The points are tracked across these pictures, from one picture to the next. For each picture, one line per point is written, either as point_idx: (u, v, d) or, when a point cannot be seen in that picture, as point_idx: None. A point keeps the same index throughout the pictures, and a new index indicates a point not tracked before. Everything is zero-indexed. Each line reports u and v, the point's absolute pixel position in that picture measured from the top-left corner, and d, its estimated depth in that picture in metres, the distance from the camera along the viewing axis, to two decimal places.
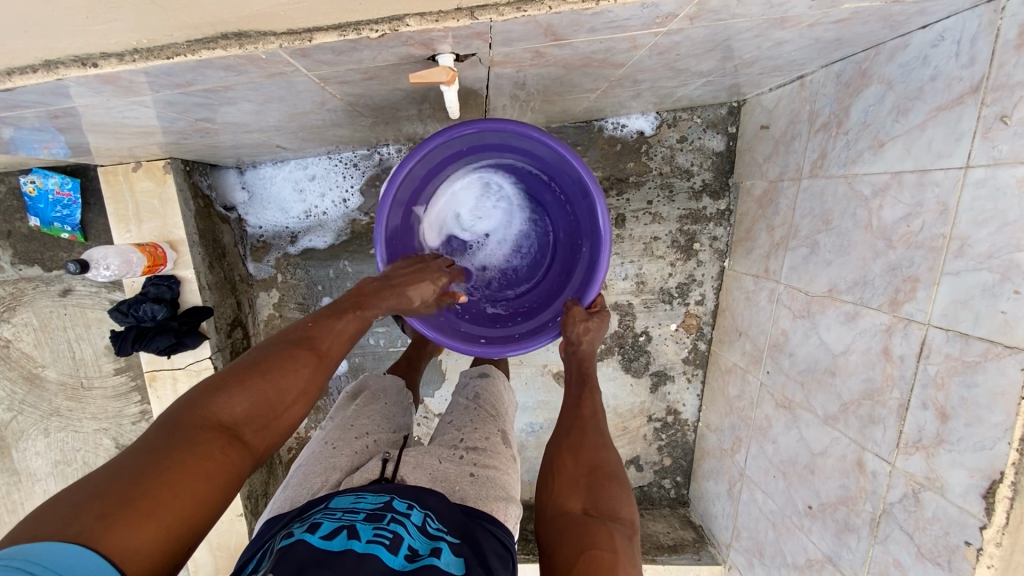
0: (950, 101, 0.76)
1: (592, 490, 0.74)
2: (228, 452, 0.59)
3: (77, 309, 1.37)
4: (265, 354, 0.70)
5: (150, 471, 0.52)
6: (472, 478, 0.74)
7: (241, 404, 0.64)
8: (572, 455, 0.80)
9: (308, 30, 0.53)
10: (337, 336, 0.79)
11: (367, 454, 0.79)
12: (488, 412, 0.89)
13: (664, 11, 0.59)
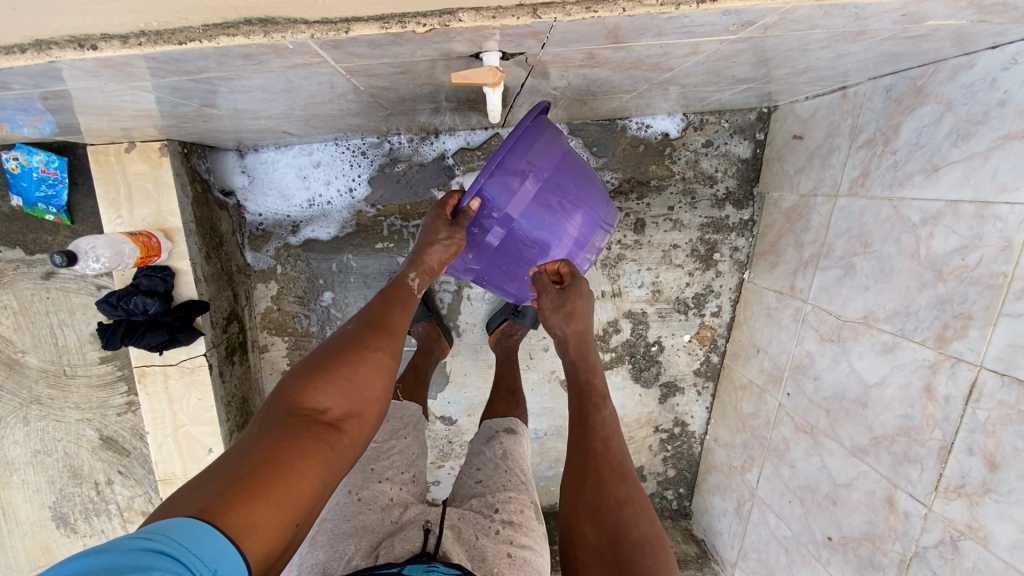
0: (1020, 130, 0.71)
1: (624, 568, 0.61)
2: (321, 436, 0.58)
3: (61, 293, 1.29)
4: (348, 339, 0.70)
5: (257, 457, 0.53)
6: (511, 560, 0.69)
7: (322, 385, 0.63)
8: (593, 520, 0.67)
9: (346, 20, 0.46)
10: (402, 318, 0.78)
11: (397, 513, 0.74)
12: (520, 476, 0.83)
13: (743, 19, 0.52)
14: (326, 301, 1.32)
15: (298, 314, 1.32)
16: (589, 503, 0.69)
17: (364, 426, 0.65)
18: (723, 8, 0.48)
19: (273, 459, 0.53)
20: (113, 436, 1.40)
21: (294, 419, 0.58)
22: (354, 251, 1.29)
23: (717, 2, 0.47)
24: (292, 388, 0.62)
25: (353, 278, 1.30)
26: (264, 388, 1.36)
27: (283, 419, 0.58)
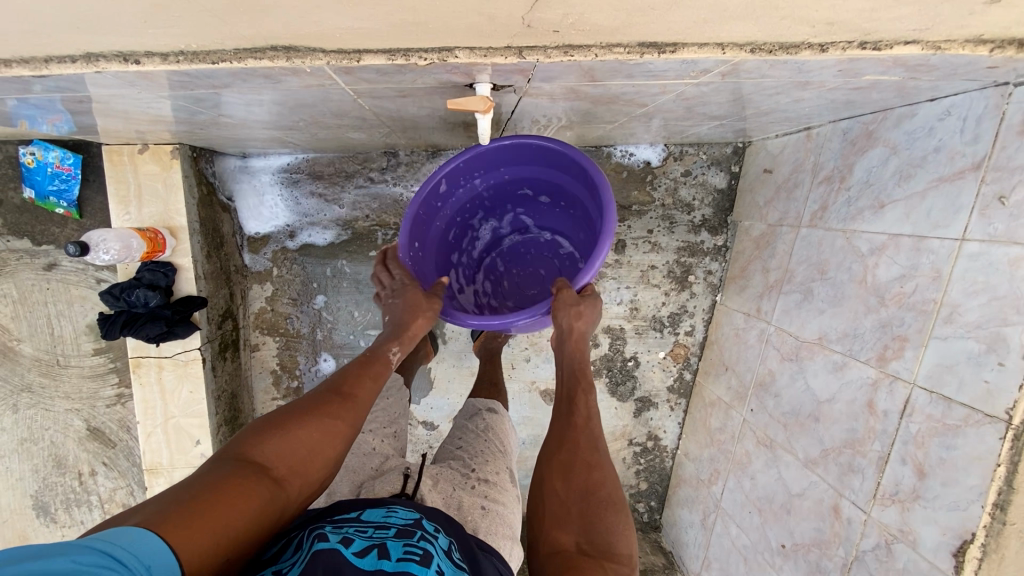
0: (951, 174, 0.80)
1: (587, 522, 0.69)
2: (260, 482, 0.60)
3: (61, 285, 1.33)
4: (309, 398, 0.73)
5: (194, 490, 0.56)
6: (484, 511, 0.76)
7: (270, 437, 0.66)
8: (563, 477, 0.74)
9: (357, 51, 0.53)
10: (370, 387, 0.81)
11: (379, 466, 0.82)
12: (497, 446, 0.91)
13: (700, 67, 0.61)
14: (318, 304, 1.37)
15: (290, 315, 1.38)
16: (558, 465, 0.76)
17: (307, 486, 0.66)
18: (681, 58, 0.56)
19: (208, 492, 0.56)
20: (101, 427, 1.43)
21: (238, 462, 0.62)
22: (348, 258, 1.35)
23: (676, 53, 0.55)
24: (247, 437, 0.66)
25: (346, 283, 1.36)
26: (252, 386, 1.40)
27: (227, 463, 0.62)
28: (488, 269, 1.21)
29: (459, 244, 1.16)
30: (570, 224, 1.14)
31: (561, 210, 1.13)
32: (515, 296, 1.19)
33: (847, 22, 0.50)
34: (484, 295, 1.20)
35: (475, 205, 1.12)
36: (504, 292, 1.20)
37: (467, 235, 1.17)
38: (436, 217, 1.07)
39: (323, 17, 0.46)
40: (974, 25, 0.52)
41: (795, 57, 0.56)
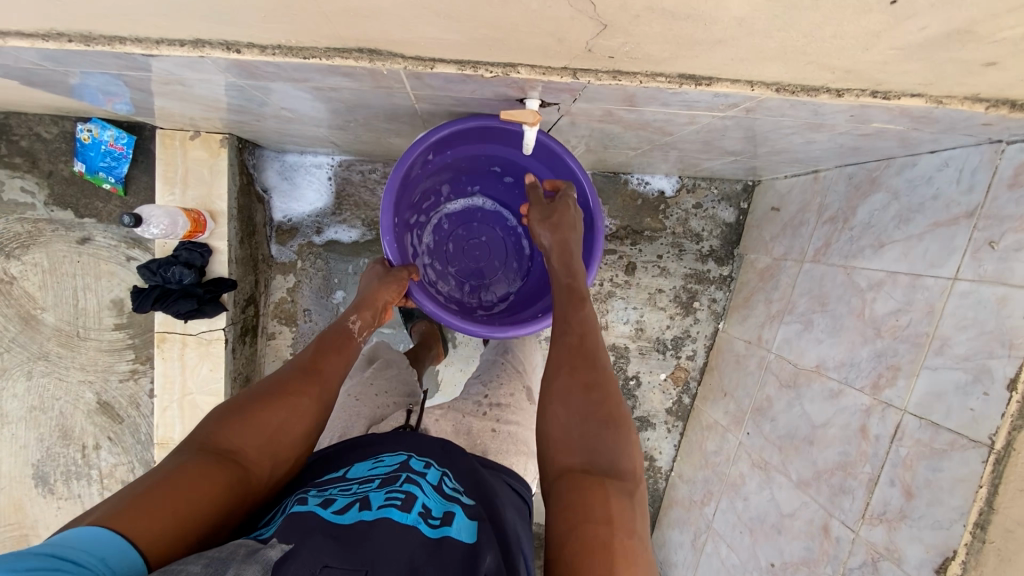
0: (947, 219, 0.87)
1: (587, 441, 0.69)
2: (227, 468, 0.61)
3: (91, 258, 1.37)
4: (278, 382, 0.74)
5: (159, 481, 0.56)
6: (494, 432, 0.93)
7: (235, 425, 0.66)
8: (561, 402, 0.73)
9: (432, 59, 0.61)
10: (335, 368, 0.83)
11: (390, 407, 0.93)
12: (514, 373, 1.06)
13: (730, 101, 0.68)
14: (338, 300, 1.41)
15: (309, 307, 1.41)
16: (557, 389, 0.75)
17: (275, 466, 0.68)
18: (714, 91, 0.63)
19: (173, 481, 0.56)
20: (110, 402, 1.43)
21: (205, 451, 0.62)
22: (371, 257, 1.41)
23: (711, 86, 0.62)
24: (213, 425, 0.66)
25: None
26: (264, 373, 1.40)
27: (191, 452, 0.62)
28: (436, 230, 1.18)
29: (419, 201, 1.11)
30: (527, 207, 1.18)
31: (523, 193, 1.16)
32: (460, 264, 1.20)
33: (863, 72, 0.57)
34: (428, 256, 1.17)
35: (448, 167, 1.08)
36: (450, 257, 1.20)
37: (428, 194, 1.12)
38: (413, 175, 1.01)
39: (415, 28, 0.53)
40: (972, 85, 0.59)
41: (814, 100, 0.63)
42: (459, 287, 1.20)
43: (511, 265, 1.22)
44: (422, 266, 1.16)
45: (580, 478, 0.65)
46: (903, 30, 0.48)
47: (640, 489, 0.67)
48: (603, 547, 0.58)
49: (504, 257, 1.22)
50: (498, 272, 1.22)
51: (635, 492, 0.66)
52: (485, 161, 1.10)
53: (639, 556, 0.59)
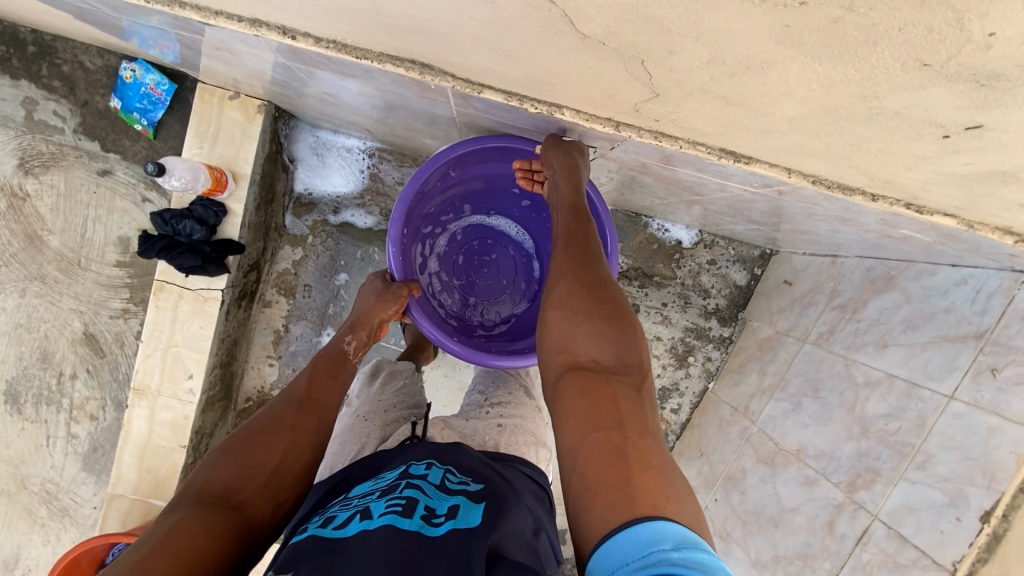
0: (955, 336, 0.86)
1: (591, 337, 0.65)
2: (227, 517, 0.62)
3: (107, 192, 1.37)
4: (274, 420, 0.75)
5: (161, 542, 0.56)
6: (499, 428, 0.90)
7: (232, 471, 0.67)
8: (561, 308, 0.69)
9: (480, 84, 0.61)
10: (330, 394, 0.84)
11: (398, 423, 0.90)
12: (508, 374, 1.04)
13: (765, 182, 0.68)
14: (340, 281, 1.40)
15: (311, 283, 1.40)
16: (561, 296, 0.70)
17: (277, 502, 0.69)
18: (750, 170, 0.63)
19: (171, 537, 0.56)
20: (96, 335, 1.42)
21: (204, 502, 0.62)
22: (381, 247, 1.40)
23: (748, 164, 0.62)
24: (210, 473, 0.67)
25: (371, 270, 1.40)
26: (253, 338, 1.40)
27: (189, 506, 0.62)
28: (451, 241, 1.19)
29: (435, 211, 1.12)
30: (544, 230, 1.18)
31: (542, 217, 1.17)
32: (468, 278, 1.20)
33: (902, 185, 0.57)
34: (438, 264, 1.18)
35: (469, 181, 1.10)
36: (459, 270, 1.20)
37: (447, 204, 1.13)
38: (433, 186, 1.04)
39: (470, 55, 0.54)
40: (1006, 218, 0.59)
41: (848, 199, 0.63)
42: (463, 303, 1.19)
43: (519, 287, 1.21)
44: (429, 276, 1.16)
45: (588, 386, 0.62)
46: (948, 161, 0.49)
47: (648, 382, 0.64)
48: (609, 455, 0.55)
49: (513, 278, 1.21)
50: (505, 291, 1.21)
51: (647, 387, 0.63)
52: (501, 181, 1.11)
53: (655, 456, 0.56)
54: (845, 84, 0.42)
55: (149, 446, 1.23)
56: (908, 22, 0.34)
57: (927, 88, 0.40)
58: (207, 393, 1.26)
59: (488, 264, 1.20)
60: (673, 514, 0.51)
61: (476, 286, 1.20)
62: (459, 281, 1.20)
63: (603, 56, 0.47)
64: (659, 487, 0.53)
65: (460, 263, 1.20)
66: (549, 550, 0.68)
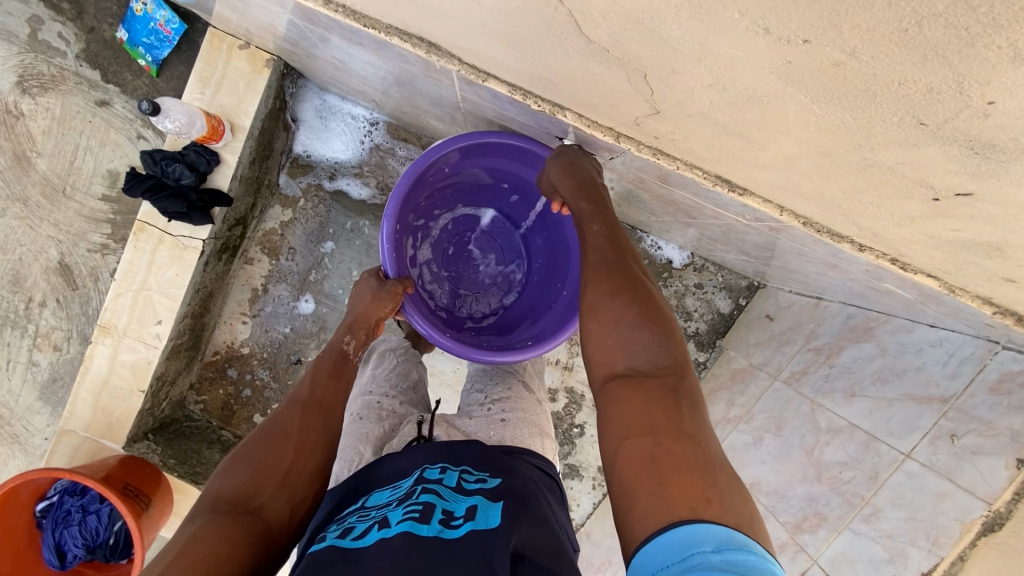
0: (921, 396, 0.85)
1: (624, 342, 0.64)
2: (244, 523, 0.63)
3: (102, 123, 1.34)
4: (282, 425, 0.75)
5: (181, 554, 0.57)
6: (504, 422, 0.86)
7: (244, 478, 0.68)
8: (592, 316, 0.68)
9: (486, 73, 0.61)
10: (334, 390, 0.83)
11: (397, 415, 0.89)
12: (505, 369, 0.98)
13: (757, 216, 0.67)
14: (325, 249, 1.38)
15: (295, 247, 1.38)
16: (590, 303, 0.70)
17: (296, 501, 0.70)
18: (743, 202, 0.63)
19: (190, 552, 0.58)
20: (71, 266, 1.39)
21: (220, 511, 0.64)
22: (372, 220, 1.38)
23: (742, 196, 0.62)
24: (223, 481, 0.68)
25: (359, 242, 1.38)
26: (229, 293, 1.38)
27: (207, 517, 0.63)
28: (440, 230, 1.17)
29: (425, 202, 1.10)
30: (537, 226, 1.17)
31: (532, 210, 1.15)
32: (457, 269, 1.19)
33: (888, 241, 0.57)
34: (427, 254, 1.16)
35: (459, 174, 1.08)
36: (450, 261, 1.19)
37: (436, 195, 1.10)
38: (425, 179, 1.01)
39: (486, 46, 0.55)
40: (988, 288, 0.58)
41: (836, 246, 0.63)
42: (452, 297, 1.18)
43: (511, 282, 1.20)
44: (421, 268, 1.15)
45: (620, 390, 0.60)
46: (935, 224, 0.49)
47: (689, 379, 0.61)
48: (643, 465, 0.53)
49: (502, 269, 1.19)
50: (493, 282, 1.20)
51: (688, 384, 0.60)
52: (496, 175, 1.09)
53: (694, 456, 0.53)
54: (842, 130, 0.43)
55: (107, 386, 1.21)
56: (909, 78, 0.35)
57: (921, 148, 0.41)
58: (173, 341, 1.24)
59: (479, 257, 1.19)
60: (719, 517, 0.48)
61: (467, 279, 1.19)
62: (449, 274, 1.19)
63: (607, 64, 0.49)
64: (701, 489, 0.50)
65: (451, 255, 1.19)
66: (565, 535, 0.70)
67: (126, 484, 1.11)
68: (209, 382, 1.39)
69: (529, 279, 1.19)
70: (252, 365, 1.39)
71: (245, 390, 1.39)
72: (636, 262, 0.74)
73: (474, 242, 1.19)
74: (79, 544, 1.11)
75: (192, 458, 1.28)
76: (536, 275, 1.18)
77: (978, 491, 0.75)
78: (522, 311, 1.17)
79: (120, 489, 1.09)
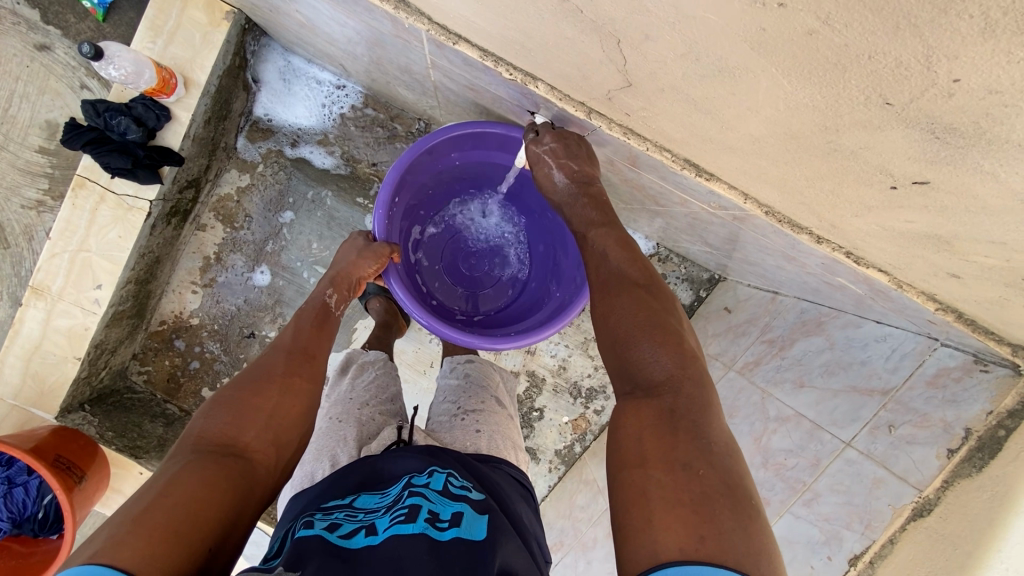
0: (863, 388, 0.89)
1: (630, 364, 0.64)
2: (227, 465, 0.60)
3: (42, 69, 1.24)
4: (265, 371, 0.73)
5: (161, 494, 0.54)
6: (479, 434, 0.83)
7: (227, 420, 0.65)
8: (605, 327, 0.68)
9: (457, 36, 0.61)
10: (320, 340, 0.81)
11: (377, 424, 0.85)
12: (478, 382, 0.93)
13: (722, 204, 0.67)
14: (284, 220, 1.33)
15: (252, 214, 1.32)
16: (599, 322, 0.70)
17: (279, 449, 0.67)
18: (710, 187, 0.63)
19: (172, 491, 0.54)
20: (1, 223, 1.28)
21: (201, 452, 0.61)
22: (335, 191, 1.33)
23: (708, 181, 0.62)
24: (203, 423, 0.65)
25: (320, 214, 1.33)
26: (178, 261, 1.31)
27: (189, 457, 0.60)
28: (441, 231, 1.16)
29: (425, 199, 1.10)
30: (538, 236, 1.14)
31: (534, 215, 1.12)
32: (456, 268, 1.17)
33: (846, 232, 0.58)
34: (424, 255, 1.15)
35: (458, 172, 1.08)
36: (448, 255, 1.17)
37: (435, 195, 1.11)
38: (430, 162, 1.00)
39: (459, 5, 0.55)
40: (933, 284, 0.60)
41: (795, 237, 0.63)
42: (444, 288, 1.16)
43: (505, 286, 1.17)
44: (419, 255, 1.14)
45: (622, 411, 0.61)
46: (892, 215, 0.50)
47: (705, 391, 0.60)
48: (641, 501, 0.53)
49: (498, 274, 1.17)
50: (488, 284, 1.17)
51: (687, 399, 0.59)
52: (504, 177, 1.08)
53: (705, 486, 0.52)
54: (810, 109, 0.43)
55: (39, 351, 1.13)
56: (881, 50, 0.35)
57: (884, 130, 0.41)
58: (115, 307, 1.17)
59: (478, 256, 1.17)
60: (712, 558, 0.48)
61: (462, 275, 1.17)
62: (446, 267, 1.16)
63: (581, 28, 0.48)
64: (694, 526, 0.50)
65: (451, 249, 1.17)
66: (537, 548, 0.68)
67: (57, 456, 1.03)
68: (155, 352, 1.33)
69: (527, 284, 1.16)
70: (201, 337, 1.33)
71: (193, 362, 1.33)
72: (650, 273, 0.71)
73: (477, 238, 1.17)
74: (5, 517, 1.03)
75: (131, 431, 1.22)
76: (533, 279, 1.15)
77: (910, 479, 0.79)
78: (512, 314, 1.13)
79: (51, 461, 1.02)
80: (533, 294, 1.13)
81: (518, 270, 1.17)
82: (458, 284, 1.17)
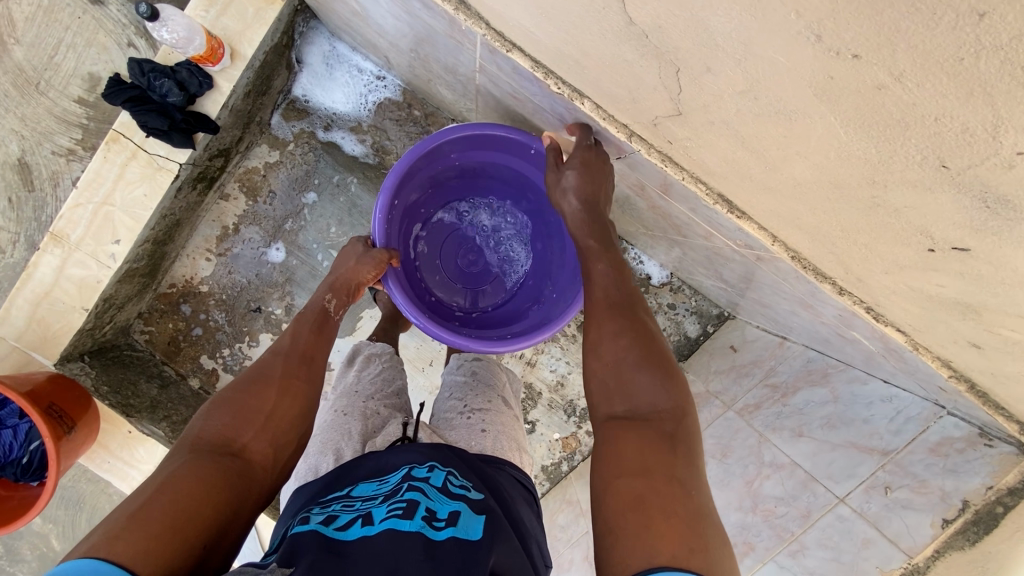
0: (863, 446, 0.88)
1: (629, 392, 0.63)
2: (223, 464, 0.60)
3: (93, 23, 1.26)
4: (263, 373, 0.72)
5: (157, 493, 0.54)
6: (485, 433, 0.83)
7: (225, 419, 0.65)
8: (602, 351, 0.67)
9: (513, 45, 0.61)
10: (318, 343, 0.81)
11: (383, 418, 0.85)
12: (485, 382, 0.92)
13: (750, 243, 0.67)
14: (308, 200, 1.34)
15: (275, 190, 1.33)
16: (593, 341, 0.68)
17: (276, 451, 0.67)
18: (739, 225, 0.63)
19: (170, 490, 0.54)
20: (30, 166, 1.29)
21: (200, 452, 0.61)
22: (360, 179, 1.34)
23: (739, 218, 0.62)
24: (202, 423, 0.65)
25: (343, 199, 1.34)
26: (197, 228, 1.32)
27: (187, 456, 0.60)
28: (440, 230, 1.16)
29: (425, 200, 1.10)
30: (539, 233, 1.13)
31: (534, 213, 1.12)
32: (456, 267, 1.16)
33: (871, 287, 0.58)
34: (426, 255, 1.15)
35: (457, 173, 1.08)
36: (448, 253, 1.16)
37: (435, 195, 1.11)
38: (430, 163, 1.01)
39: (521, 15, 0.56)
40: (950, 351, 0.60)
41: (817, 285, 0.63)
42: (444, 287, 1.16)
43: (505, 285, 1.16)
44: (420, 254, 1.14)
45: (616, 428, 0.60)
46: (922, 277, 0.50)
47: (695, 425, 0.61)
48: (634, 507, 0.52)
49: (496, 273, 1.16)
50: (488, 282, 1.16)
51: (687, 432, 0.59)
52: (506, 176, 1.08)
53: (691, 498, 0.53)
54: (860, 162, 0.43)
55: (49, 297, 1.13)
56: (947, 112, 0.36)
57: (932, 191, 0.41)
58: (129, 264, 1.17)
59: (477, 252, 1.17)
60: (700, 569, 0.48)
61: (462, 273, 1.17)
62: (447, 266, 1.16)
63: (642, 53, 0.49)
64: (685, 537, 0.50)
65: (451, 246, 1.16)
66: (538, 554, 0.67)
67: (50, 404, 1.03)
68: (160, 314, 1.33)
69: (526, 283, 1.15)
70: (208, 304, 1.34)
71: (196, 329, 1.34)
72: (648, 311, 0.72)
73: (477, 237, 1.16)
74: None
75: (126, 388, 1.21)
76: (531, 278, 1.15)
77: (901, 543, 0.80)
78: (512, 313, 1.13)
79: (44, 408, 1.01)
80: (533, 292, 1.13)
81: (518, 268, 1.16)
82: (459, 282, 1.16)
